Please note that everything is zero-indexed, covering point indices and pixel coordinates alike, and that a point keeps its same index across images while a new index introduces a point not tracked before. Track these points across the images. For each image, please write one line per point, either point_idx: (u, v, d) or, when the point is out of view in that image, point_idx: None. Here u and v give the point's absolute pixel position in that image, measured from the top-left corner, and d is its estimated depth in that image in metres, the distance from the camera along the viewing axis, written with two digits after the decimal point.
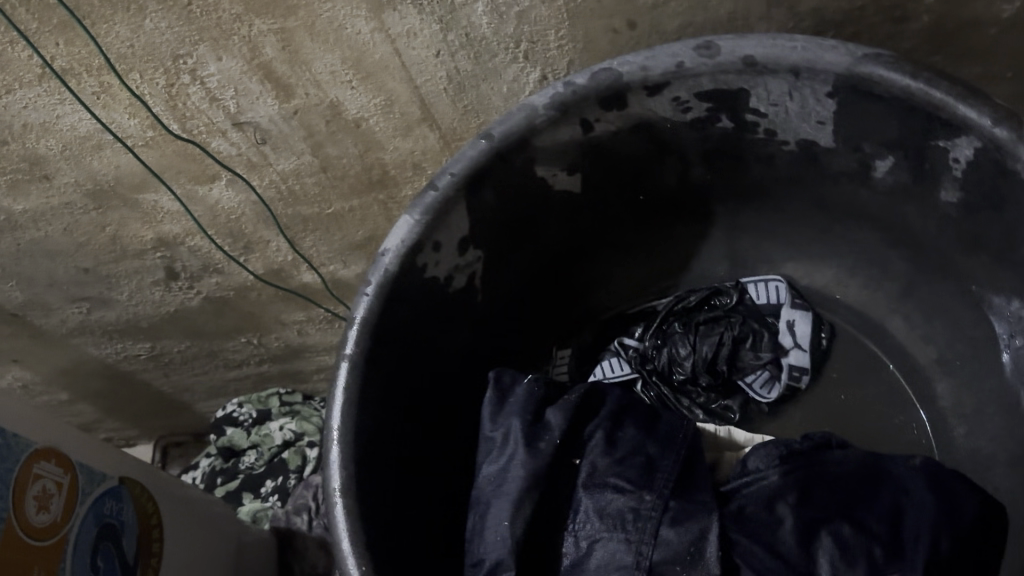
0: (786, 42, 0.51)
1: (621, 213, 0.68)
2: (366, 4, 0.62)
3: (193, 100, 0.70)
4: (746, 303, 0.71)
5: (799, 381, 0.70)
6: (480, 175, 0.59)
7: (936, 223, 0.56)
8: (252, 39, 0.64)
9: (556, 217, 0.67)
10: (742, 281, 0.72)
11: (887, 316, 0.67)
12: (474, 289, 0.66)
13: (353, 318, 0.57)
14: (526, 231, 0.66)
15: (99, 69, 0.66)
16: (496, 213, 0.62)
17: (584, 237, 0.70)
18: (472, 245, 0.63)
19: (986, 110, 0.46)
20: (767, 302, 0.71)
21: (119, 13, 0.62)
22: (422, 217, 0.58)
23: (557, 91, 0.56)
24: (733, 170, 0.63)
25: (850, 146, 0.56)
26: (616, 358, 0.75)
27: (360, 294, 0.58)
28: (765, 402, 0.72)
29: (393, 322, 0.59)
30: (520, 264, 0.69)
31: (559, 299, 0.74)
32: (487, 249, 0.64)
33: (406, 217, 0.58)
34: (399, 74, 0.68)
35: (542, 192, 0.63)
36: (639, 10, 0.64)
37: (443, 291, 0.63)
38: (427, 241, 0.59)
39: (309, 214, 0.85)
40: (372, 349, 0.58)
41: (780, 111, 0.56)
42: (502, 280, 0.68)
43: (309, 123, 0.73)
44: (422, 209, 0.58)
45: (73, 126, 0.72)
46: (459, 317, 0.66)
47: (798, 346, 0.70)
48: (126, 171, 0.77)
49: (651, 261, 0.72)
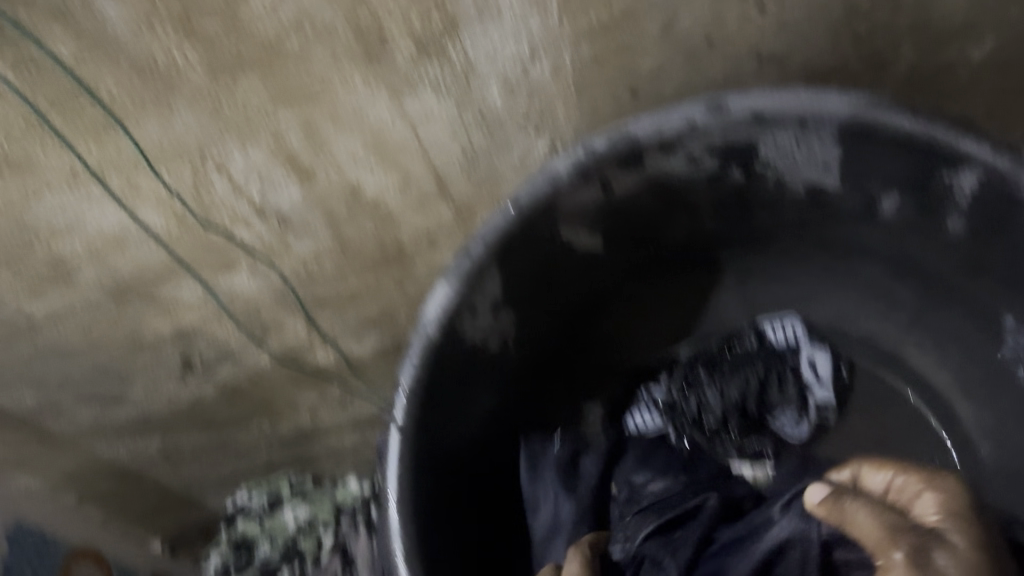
0: (792, 93, 0.54)
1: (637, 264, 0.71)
2: (388, 90, 0.66)
3: (218, 192, 0.72)
4: (767, 347, 0.75)
5: (826, 418, 0.74)
6: (511, 240, 0.61)
7: (943, 252, 0.61)
8: (278, 129, 0.67)
9: (576, 274, 0.70)
10: (759, 324, 0.75)
11: (900, 344, 0.71)
12: (505, 349, 0.68)
13: (399, 388, 0.59)
14: (550, 288, 0.69)
15: (128, 168, 0.68)
16: (523, 273, 0.65)
17: (602, 290, 0.72)
18: (503, 307, 0.65)
19: (986, 144, 0.50)
20: (786, 344, 0.74)
21: (151, 113, 0.64)
22: (458, 284, 0.59)
23: (578, 156, 0.59)
24: (743, 216, 0.67)
25: (856, 187, 0.60)
26: (647, 410, 0.77)
27: (404, 360, 0.59)
28: (797, 441, 0.74)
29: (437, 388, 0.61)
30: (545, 321, 0.71)
31: (580, 352, 0.77)
32: (516, 308, 0.66)
33: (443, 284, 0.59)
34: (416, 153, 0.72)
35: (565, 250, 0.66)
36: (640, 78, 0.68)
37: (478, 354, 0.65)
38: (464, 306, 0.60)
39: (326, 295, 0.88)
40: (420, 415, 0.59)
41: (788, 160, 0.60)
42: (529, 338, 0.70)
43: (330, 206, 0.76)
44: (458, 275, 0.59)
45: (99, 227, 0.73)
46: (492, 377, 0.68)
47: (820, 384, 0.74)
48: (147, 266, 0.79)
49: (666, 307, 0.76)
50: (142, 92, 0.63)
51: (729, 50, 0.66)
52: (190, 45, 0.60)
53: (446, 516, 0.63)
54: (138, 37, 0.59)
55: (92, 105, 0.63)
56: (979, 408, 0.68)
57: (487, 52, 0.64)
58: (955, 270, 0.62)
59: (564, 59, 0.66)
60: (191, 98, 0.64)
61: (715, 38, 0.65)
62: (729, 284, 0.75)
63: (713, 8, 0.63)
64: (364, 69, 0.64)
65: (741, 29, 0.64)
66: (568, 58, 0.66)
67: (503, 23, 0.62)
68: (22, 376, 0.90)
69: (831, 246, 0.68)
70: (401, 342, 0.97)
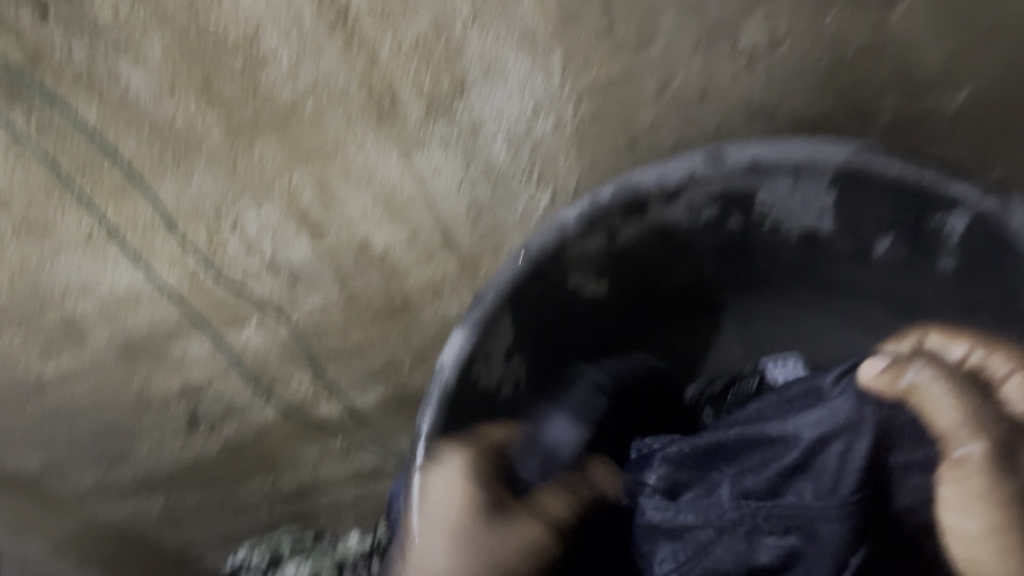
0: (788, 142, 0.58)
1: (640, 308, 0.74)
2: (398, 147, 0.68)
3: (230, 249, 0.74)
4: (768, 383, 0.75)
5: None
6: (524, 286, 0.63)
7: (936, 289, 0.64)
8: (291, 187, 0.70)
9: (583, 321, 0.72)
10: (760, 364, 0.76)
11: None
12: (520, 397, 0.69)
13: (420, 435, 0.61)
14: (558, 334, 0.71)
15: (144, 228, 0.70)
16: (535, 320, 0.67)
17: (607, 335, 0.75)
18: (516, 354, 0.67)
19: (978, 186, 0.54)
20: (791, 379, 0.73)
21: (169, 174, 0.67)
22: (474, 331, 0.61)
23: (586, 205, 0.62)
24: (741, 261, 0.70)
25: (849, 231, 0.63)
26: None
27: (425, 407, 0.61)
28: None
29: (456, 433, 0.62)
30: (556, 366, 0.73)
31: None
32: (528, 354, 0.68)
33: (458, 333, 0.61)
34: (424, 206, 0.74)
35: (575, 298, 0.69)
36: (639, 131, 0.71)
37: (494, 401, 0.66)
38: (481, 352, 0.62)
39: (332, 346, 0.89)
40: (441, 458, 0.61)
41: (783, 207, 0.63)
42: (543, 384, 0.72)
43: (339, 259, 0.78)
44: (473, 321, 0.62)
45: (112, 286, 0.75)
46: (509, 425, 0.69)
47: None
48: (158, 325, 0.81)
49: (668, 348, 0.78)
50: (162, 154, 0.65)
51: (722, 102, 0.69)
52: (210, 109, 0.62)
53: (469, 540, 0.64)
54: (160, 102, 0.61)
55: (112, 169, 0.65)
56: None
57: (493, 109, 0.67)
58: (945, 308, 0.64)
59: (566, 114, 0.69)
60: (208, 159, 0.66)
61: (709, 92, 0.68)
62: (729, 325, 0.77)
63: (706, 63, 0.66)
64: (375, 128, 0.66)
65: (733, 83, 0.68)
66: (569, 113, 0.69)
67: (508, 81, 0.65)
68: (29, 437, 0.91)
69: (828, 288, 0.70)
70: (406, 393, 0.98)
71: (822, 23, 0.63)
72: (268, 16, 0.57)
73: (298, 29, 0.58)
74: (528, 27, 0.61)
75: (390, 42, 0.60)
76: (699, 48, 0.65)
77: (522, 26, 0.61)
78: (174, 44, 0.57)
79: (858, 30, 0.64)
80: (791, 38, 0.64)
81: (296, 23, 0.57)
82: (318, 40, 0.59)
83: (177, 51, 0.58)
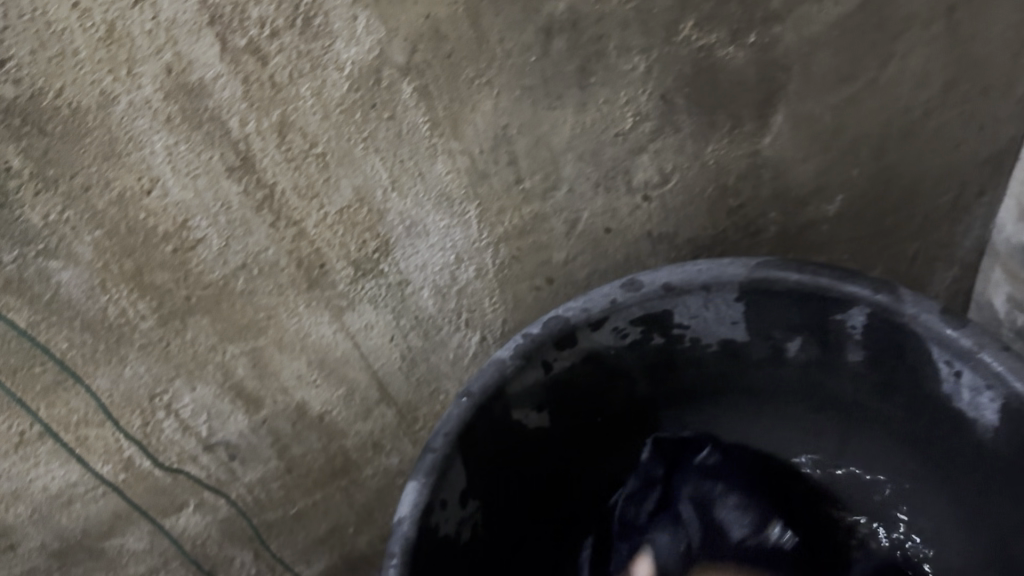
0: (695, 266, 0.64)
1: (655, 360, 0.71)
2: (329, 311, 0.71)
3: (166, 434, 0.74)
4: (836, 321, 0.63)
5: (978, 410, 0.59)
6: (494, 409, 0.66)
7: (851, 381, 0.68)
8: (225, 363, 0.71)
9: (606, 361, 0.70)
10: (834, 316, 0.63)
11: (853, 482, 0.74)
12: (531, 436, 0.71)
13: (476, 468, 0.67)
14: (582, 373, 0.70)
15: (78, 423, 0.70)
16: (558, 388, 0.70)
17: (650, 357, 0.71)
18: (544, 403, 0.70)
19: (867, 284, 0.60)
20: (853, 325, 0.63)
21: (102, 366, 0.67)
22: (452, 431, 0.63)
23: (518, 342, 0.65)
24: (672, 379, 0.73)
25: (764, 338, 0.68)
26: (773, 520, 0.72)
27: (395, 525, 0.60)
28: (986, 429, 0.60)
29: (489, 453, 0.68)
30: (509, 488, 0.72)
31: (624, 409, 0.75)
32: (548, 405, 0.70)
33: (527, 411, 0.69)
34: (358, 364, 0.76)
35: (567, 375, 0.69)
36: (555, 269, 0.76)
37: (518, 432, 0.70)
38: (436, 501, 0.62)
39: (274, 518, 0.87)
40: (477, 475, 0.67)
41: (700, 321, 0.68)
42: (496, 515, 0.71)
43: (277, 428, 0.78)
44: (425, 471, 0.61)
45: (45, 486, 0.73)
46: (531, 450, 0.72)
47: (956, 373, 0.59)
48: (93, 521, 0.79)
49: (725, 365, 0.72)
50: (93, 348, 0.65)
51: (626, 235, 0.75)
52: (141, 297, 0.64)
53: (500, 517, 0.72)
54: (91, 298, 0.62)
55: (44, 367, 0.65)
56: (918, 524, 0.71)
57: (418, 263, 0.71)
58: (865, 396, 0.68)
59: (486, 260, 0.73)
60: (141, 346, 0.67)
61: (612, 227, 0.74)
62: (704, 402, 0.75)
63: (608, 201, 0.72)
64: (305, 295, 0.69)
65: (634, 216, 0.74)
66: (489, 260, 0.73)
67: (429, 238, 0.69)
68: None
69: (752, 392, 0.73)
70: (351, 554, 0.97)
71: (703, 156, 0.71)
72: (196, 203, 0.60)
73: (226, 213, 0.61)
74: (443, 186, 0.66)
75: (314, 215, 0.64)
76: (600, 189, 0.71)
77: (437, 186, 0.66)
78: (105, 240, 0.59)
79: (736, 159, 0.72)
80: (678, 172, 0.71)
81: (224, 206, 0.60)
82: (245, 221, 0.62)
83: (107, 247, 0.60)
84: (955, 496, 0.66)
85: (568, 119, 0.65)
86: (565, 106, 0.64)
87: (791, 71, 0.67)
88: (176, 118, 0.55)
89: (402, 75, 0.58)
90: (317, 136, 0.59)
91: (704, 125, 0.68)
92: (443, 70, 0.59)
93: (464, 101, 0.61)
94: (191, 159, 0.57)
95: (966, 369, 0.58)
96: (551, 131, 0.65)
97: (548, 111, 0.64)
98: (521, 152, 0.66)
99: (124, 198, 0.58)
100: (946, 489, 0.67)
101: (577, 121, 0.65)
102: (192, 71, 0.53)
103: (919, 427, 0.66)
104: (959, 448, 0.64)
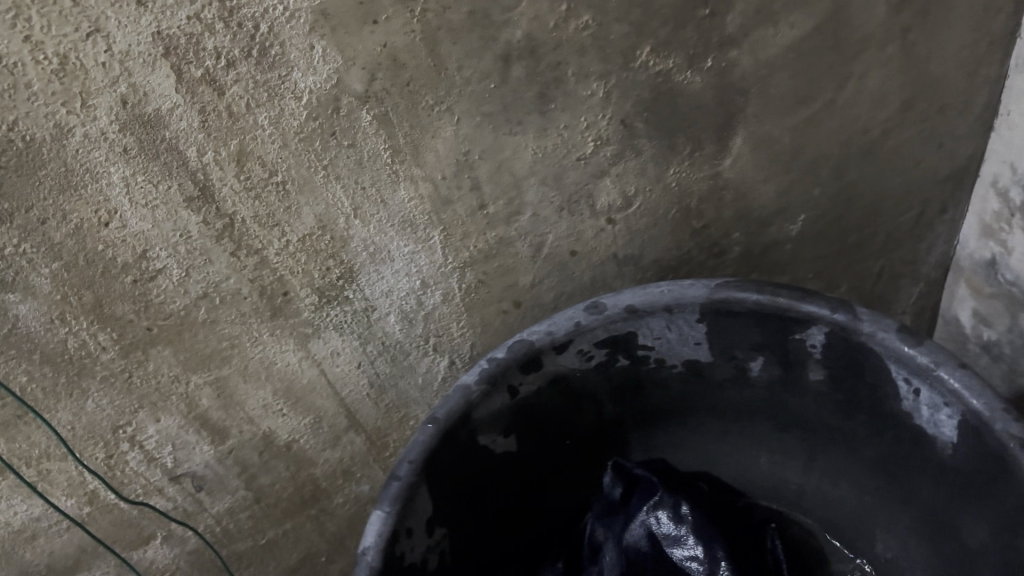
0: (655, 288, 0.65)
1: (621, 382, 0.72)
2: (293, 339, 0.70)
3: (131, 466, 0.73)
4: (797, 340, 0.64)
5: (938, 427, 0.60)
6: (460, 435, 0.66)
7: (814, 400, 0.69)
8: (189, 394, 0.70)
9: (572, 383, 0.70)
10: (795, 335, 0.64)
11: (821, 501, 0.75)
12: (499, 460, 0.71)
13: (444, 494, 0.66)
14: (548, 396, 0.70)
15: (40, 458, 0.69)
16: (525, 412, 0.70)
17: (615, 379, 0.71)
18: (511, 427, 0.70)
19: (824, 304, 0.61)
20: (815, 343, 0.63)
21: (63, 399, 0.66)
22: (415, 459, 0.63)
23: (483, 367, 0.65)
24: (639, 400, 0.73)
25: (726, 358, 0.69)
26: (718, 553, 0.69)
27: (359, 556, 0.60)
28: (946, 445, 0.60)
29: (456, 479, 0.67)
30: (479, 513, 0.72)
31: (593, 431, 0.75)
32: (515, 429, 0.70)
33: (494, 436, 0.69)
34: (325, 391, 0.76)
35: (533, 398, 0.69)
36: (521, 292, 0.76)
37: (486, 456, 0.69)
38: (402, 529, 0.62)
39: (244, 549, 0.86)
40: (445, 501, 0.67)
41: (664, 342, 0.68)
42: (465, 541, 0.71)
43: (244, 458, 0.77)
44: (390, 499, 0.61)
45: (7, 522, 0.72)
46: (499, 474, 0.72)
47: (915, 391, 0.60)
48: (58, 556, 0.77)
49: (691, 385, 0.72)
50: (54, 381, 0.65)
51: (591, 257, 0.75)
52: (101, 329, 0.63)
53: (470, 539, 0.71)
54: (51, 331, 0.62)
55: (3, 401, 0.64)
56: (885, 540, 0.71)
57: (383, 289, 0.71)
58: (828, 414, 0.69)
59: (451, 285, 0.73)
60: (103, 378, 0.66)
61: (577, 250, 0.74)
62: (671, 423, 0.75)
63: (572, 225, 0.72)
64: (269, 323, 0.68)
65: (598, 239, 0.74)
66: (454, 284, 0.73)
67: (394, 263, 0.69)
68: None
69: (717, 413, 0.74)
70: None
71: (666, 179, 0.71)
72: (156, 234, 0.59)
73: (185, 243, 0.61)
74: (406, 213, 0.66)
75: (276, 243, 0.63)
76: (563, 213, 0.71)
77: (400, 212, 0.66)
78: (63, 272, 0.59)
79: (698, 181, 0.72)
80: (640, 195, 0.72)
81: (183, 236, 0.60)
82: (206, 250, 0.62)
83: (66, 279, 0.59)
84: (919, 512, 0.66)
85: (529, 144, 0.65)
86: (525, 132, 0.64)
87: (749, 93, 0.67)
88: (132, 149, 0.55)
89: (361, 103, 0.58)
90: (276, 164, 0.59)
91: (664, 148, 0.69)
92: (402, 97, 0.59)
93: (424, 128, 0.62)
94: (149, 190, 0.57)
95: (924, 387, 0.58)
96: (513, 156, 0.66)
97: (508, 137, 0.64)
98: (483, 178, 0.66)
99: (82, 230, 0.57)
100: (910, 505, 0.67)
101: (538, 146, 0.66)
102: (147, 102, 0.53)
103: (882, 444, 0.67)
104: (921, 464, 0.64)
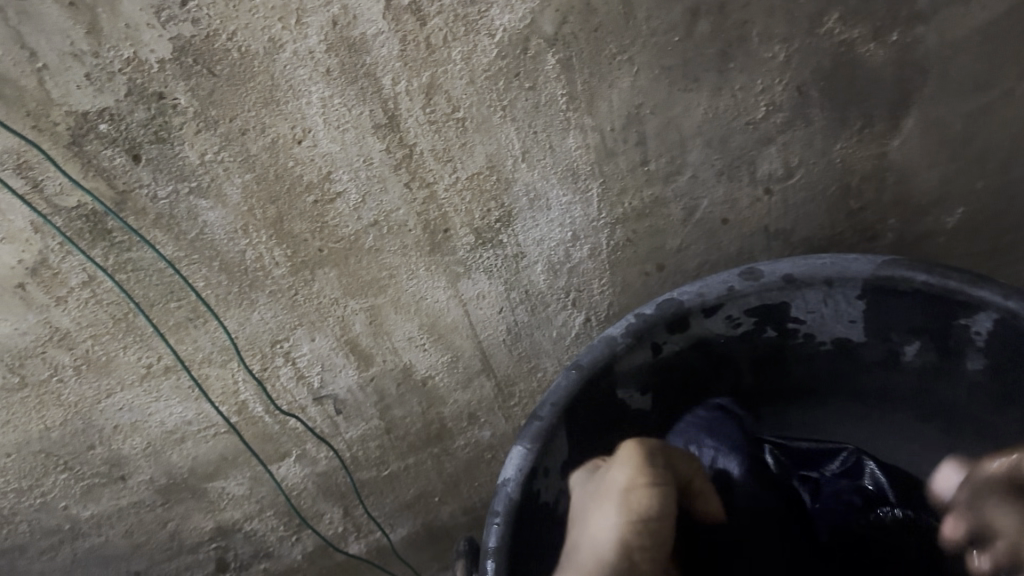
0: (818, 259, 0.63)
1: (753, 357, 0.71)
2: (445, 277, 0.73)
3: (282, 381, 0.77)
4: (959, 324, 0.61)
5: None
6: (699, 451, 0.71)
7: (965, 391, 0.66)
8: (345, 317, 0.73)
9: (709, 356, 0.70)
10: (960, 317, 0.61)
11: None
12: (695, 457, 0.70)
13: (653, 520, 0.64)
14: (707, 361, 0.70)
15: (201, 361, 0.73)
16: (673, 371, 0.70)
17: (766, 352, 0.70)
18: (654, 387, 0.70)
19: (997, 290, 0.57)
20: (979, 327, 0.60)
21: (234, 308, 0.70)
22: (533, 446, 0.63)
23: (630, 321, 0.65)
24: (778, 373, 0.72)
25: (1000, 388, 0.64)
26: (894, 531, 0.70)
27: (500, 486, 0.62)
28: None
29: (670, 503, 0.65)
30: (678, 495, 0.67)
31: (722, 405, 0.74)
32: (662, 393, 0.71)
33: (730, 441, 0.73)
34: (466, 333, 0.78)
35: (687, 365, 0.70)
36: (667, 255, 0.76)
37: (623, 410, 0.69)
38: None
39: (367, 478, 0.90)
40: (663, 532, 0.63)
41: (817, 317, 0.66)
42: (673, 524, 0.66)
43: (382, 387, 0.80)
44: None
45: (161, 423, 0.78)
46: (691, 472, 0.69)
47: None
48: (201, 461, 0.82)
49: (836, 363, 0.70)
50: (226, 291, 0.68)
51: (742, 227, 0.75)
52: (278, 245, 0.66)
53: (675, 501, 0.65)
54: (232, 241, 0.65)
55: (179, 303, 0.69)
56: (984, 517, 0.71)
57: (535, 237, 0.72)
58: (979, 406, 0.66)
59: (601, 241, 0.73)
60: (270, 292, 0.70)
61: (730, 218, 0.74)
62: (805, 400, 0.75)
63: (729, 191, 0.72)
64: (427, 257, 0.71)
65: (753, 209, 0.74)
66: (604, 240, 0.73)
67: (550, 213, 0.70)
68: (63, 568, 0.93)
69: (858, 400, 0.73)
70: (433, 524, 0.98)
71: (831, 152, 0.70)
72: (342, 156, 0.62)
73: (367, 169, 0.63)
74: (571, 161, 0.67)
75: (447, 178, 0.66)
76: (723, 177, 0.71)
77: (565, 161, 0.67)
78: (252, 185, 0.62)
79: (863, 159, 0.71)
80: (803, 167, 0.71)
81: (366, 162, 0.63)
82: (383, 177, 0.64)
83: (254, 192, 0.63)
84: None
85: (702, 102, 0.65)
86: (698, 91, 0.65)
87: (928, 74, 0.66)
88: (334, 71, 0.57)
89: (548, 46, 0.60)
90: (460, 100, 0.61)
91: (835, 122, 0.68)
92: (588, 43, 0.60)
93: (602, 77, 0.62)
94: (343, 113, 0.60)
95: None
96: (683, 113, 0.66)
97: (682, 93, 0.64)
98: (650, 134, 0.67)
99: (276, 144, 0.60)
100: None
101: (710, 106, 0.66)
102: (356, 25, 0.55)
103: None
104: None
